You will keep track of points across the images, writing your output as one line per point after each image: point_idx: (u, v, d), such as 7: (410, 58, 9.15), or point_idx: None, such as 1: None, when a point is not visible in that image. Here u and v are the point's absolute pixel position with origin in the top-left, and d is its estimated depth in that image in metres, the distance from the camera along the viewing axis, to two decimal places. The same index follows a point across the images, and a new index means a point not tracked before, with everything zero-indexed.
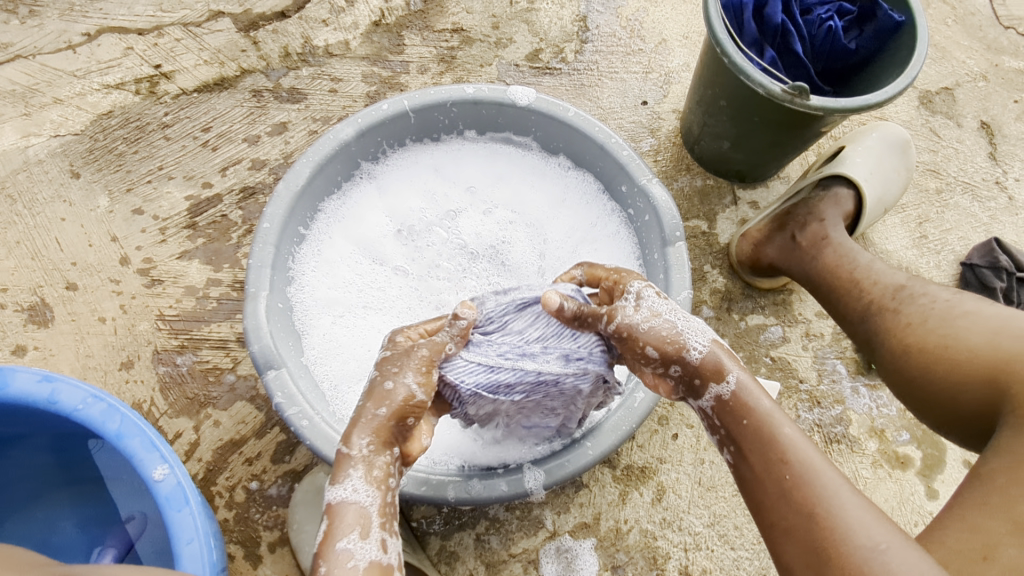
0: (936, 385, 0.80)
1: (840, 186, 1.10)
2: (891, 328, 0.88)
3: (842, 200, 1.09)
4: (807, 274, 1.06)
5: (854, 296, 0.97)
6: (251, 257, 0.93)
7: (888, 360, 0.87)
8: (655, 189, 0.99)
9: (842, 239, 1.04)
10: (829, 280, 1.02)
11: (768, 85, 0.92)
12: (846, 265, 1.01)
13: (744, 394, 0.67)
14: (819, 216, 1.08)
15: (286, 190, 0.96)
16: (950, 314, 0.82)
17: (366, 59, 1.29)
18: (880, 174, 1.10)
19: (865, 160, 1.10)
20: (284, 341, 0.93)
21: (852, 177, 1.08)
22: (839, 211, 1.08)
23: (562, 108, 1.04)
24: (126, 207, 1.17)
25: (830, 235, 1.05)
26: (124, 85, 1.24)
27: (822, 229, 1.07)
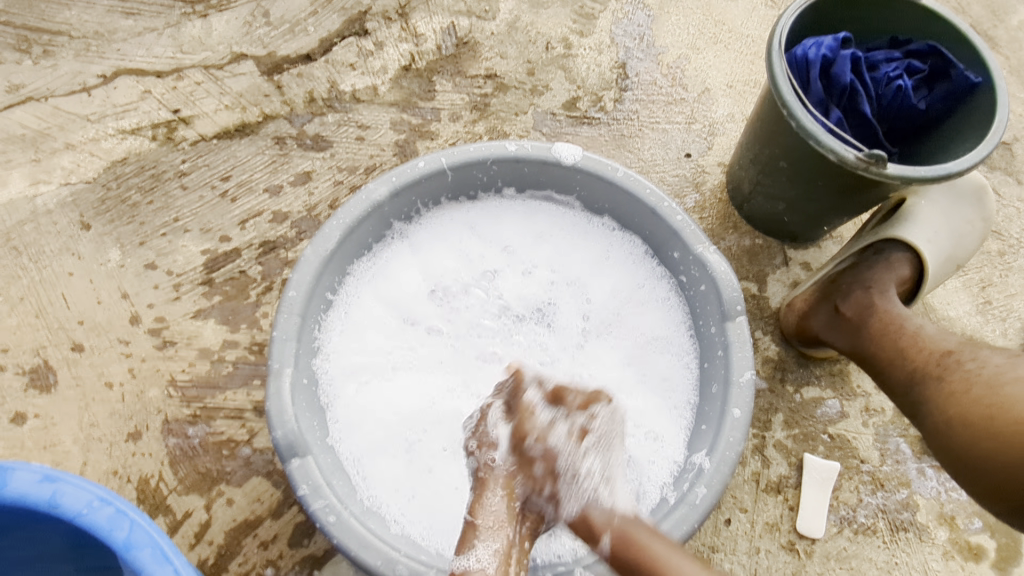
0: (990, 461, 0.71)
1: (894, 249, 0.98)
2: (934, 398, 0.80)
3: (896, 263, 0.97)
4: (853, 348, 0.95)
5: (895, 364, 0.88)
6: (275, 329, 0.85)
7: (937, 434, 0.78)
8: (712, 257, 0.92)
9: (892, 306, 0.93)
10: (877, 353, 0.91)
11: (841, 151, 0.85)
12: (893, 332, 0.90)
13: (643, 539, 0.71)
14: (864, 283, 0.96)
15: (315, 254, 0.89)
16: (995, 380, 0.74)
17: (395, 105, 1.23)
18: (941, 232, 0.98)
19: (925, 217, 0.99)
20: (309, 421, 0.85)
21: (907, 239, 0.97)
22: (892, 276, 0.96)
23: (610, 167, 0.97)
24: (138, 261, 1.10)
25: (876, 303, 0.94)
26: (140, 130, 1.18)
27: (866, 296, 0.95)
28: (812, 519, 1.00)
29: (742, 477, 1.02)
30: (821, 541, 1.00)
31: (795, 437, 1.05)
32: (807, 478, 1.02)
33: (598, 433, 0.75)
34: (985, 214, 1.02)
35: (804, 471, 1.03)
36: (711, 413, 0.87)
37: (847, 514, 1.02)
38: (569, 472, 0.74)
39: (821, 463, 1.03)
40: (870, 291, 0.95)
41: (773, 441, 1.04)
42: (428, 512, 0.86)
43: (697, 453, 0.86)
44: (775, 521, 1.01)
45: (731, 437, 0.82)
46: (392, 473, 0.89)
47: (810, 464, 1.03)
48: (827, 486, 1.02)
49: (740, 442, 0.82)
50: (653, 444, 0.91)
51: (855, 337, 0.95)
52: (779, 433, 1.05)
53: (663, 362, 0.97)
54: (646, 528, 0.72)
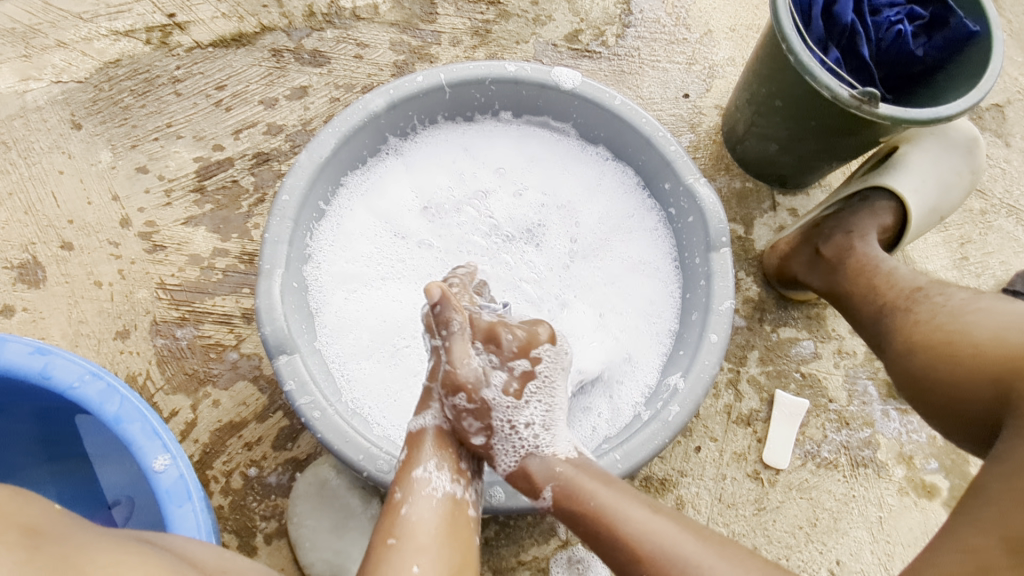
0: (941, 379, 0.71)
1: (879, 197, 0.99)
2: (899, 328, 0.80)
3: (880, 211, 0.98)
4: (830, 289, 0.96)
5: (867, 299, 0.89)
6: (267, 231, 0.86)
7: (896, 360, 0.78)
8: (702, 189, 0.93)
9: (869, 249, 0.94)
10: (851, 292, 0.92)
11: (836, 89, 0.86)
12: (869, 273, 0.91)
13: (588, 489, 0.69)
14: (847, 227, 0.97)
15: (310, 160, 0.89)
16: (960, 310, 0.74)
17: (396, 26, 1.21)
18: (929, 184, 0.99)
19: (913, 169, 1.00)
20: (298, 324, 0.86)
21: (896, 189, 0.97)
22: (876, 222, 0.97)
23: (608, 95, 0.97)
24: (129, 165, 1.09)
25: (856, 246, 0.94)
26: (134, 33, 1.15)
27: (846, 239, 0.96)
28: (778, 451, 1.05)
29: (714, 408, 1.06)
30: (785, 472, 1.05)
31: (768, 374, 1.08)
32: (776, 413, 1.06)
33: (542, 376, 0.79)
34: (972, 166, 1.02)
35: (774, 406, 1.06)
36: (689, 339, 0.90)
37: (812, 448, 1.06)
38: (506, 425, 0.75)
39: (791, 400, 1.06)
40: (850, 234, 0.96)
41: (747, 376, 1.08)
42: (409, 415, 0.89)
43: (671, 376, 0.89)
44: (743, 451, 1.05)
45: (706, 361, 0.85)
46: (377, 378, 0.91)
47: (781, 400, 1.07)
48: (796, 421, 1.06)
49: (714, 366, 0.85)
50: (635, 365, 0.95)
51: (832, 278, 0.96)
52: (753, 368, 1.08)
53: (646, 290, 0.99)
54: (591, 475, 0.71)
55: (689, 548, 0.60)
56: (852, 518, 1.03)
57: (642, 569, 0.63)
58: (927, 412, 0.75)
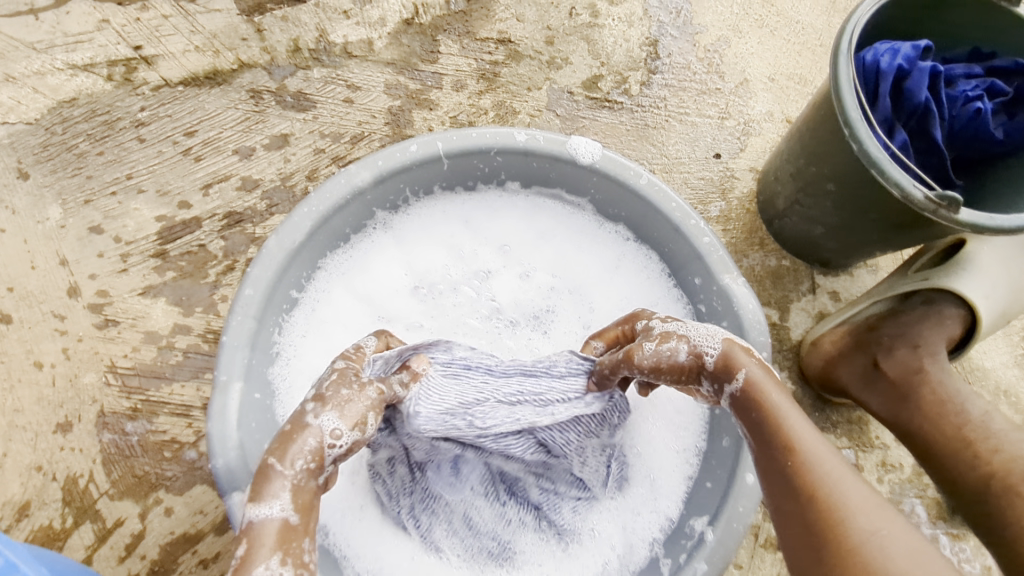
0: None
1: (945, 303, 0.87)
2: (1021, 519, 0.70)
3: (947, 321, 0.86)
4: (892, 413, 0.84)
5: (963, 459, 0.76)
6: (225, 334, 0.73)
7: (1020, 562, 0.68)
8: (739, 290, 0.80)
9: (944, 376, 0.82)
10: (932, 432, 0.80)
11: (908, 188, 0.72)
12: (951, 412, 0.79)
13: (774, 395, 0.60)
14: (910, 340, 0.85)
15: (279, 246, 0.76)
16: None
17: (392, 65, 1.07)
18: (999, 286, 0.86)
19: (985, 269, 0.86)
20: (257, 445, 0.73)
21: (963, 294, 0.85)
22: (939, 334, 0.85)
23: (633, 172, 0.83)
24: (81, 223, 0.96)
25: (925, 368, 0.83)
26: (94, 67, 1.01)
27: (913, 358, 0.84)
28: None
29: None
30: None
31: None
32: None
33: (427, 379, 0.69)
34: None
35: None
36: (719, 472, 0.77)
37: None
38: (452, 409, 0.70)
39: None
40: (918, 352, 0.84)
41: None
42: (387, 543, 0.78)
43: (697, 517, 0.76)
44: None
45: (740, 508, 0.72)
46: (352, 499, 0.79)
47: None
48: None
49: (750, 515, 0.72)
50: (652, 484, 0.81)
51: (898, 406, 0.84)
52: None
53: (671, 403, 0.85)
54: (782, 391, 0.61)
55: (850, 502, 0.53)
56: None
57: (814, 504, 0.53)
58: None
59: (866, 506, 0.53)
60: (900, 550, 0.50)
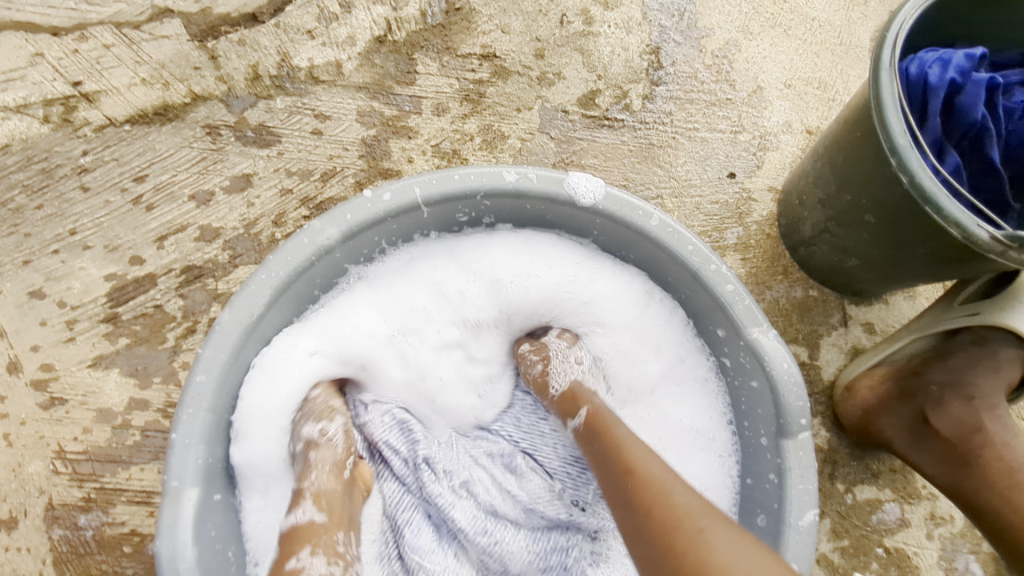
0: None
1: (1003, 344, 0.75)
2: None
3: (1006, 365, 0.75)
4: (948, 474, 0.75)
5: None
6: (173, 432, 0.62)
7: None
8: (770, 344, 0.69)
9: (1008, 436, 0.72)
10: (1001, 506, 0.70)
11: (970, 228, 0.61)
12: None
13: (608, 419, 0.65)
14: (965, 390, 0.75)
15: (233, 322, 0.65)
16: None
17: (364, 89, 0.95)
18: None
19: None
20: (217, 558, 0.63)
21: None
22: (999, 381, 0.75)
23: (642, 211, 0.72)
24: (20, 287, 0.85)
25: (985, 426, 0.73)
26: (29, 108, 0.90)
27: (970, 414, 0.74)
28: None
29: None
30: None
31: (844, 551, 0.84)
32: None
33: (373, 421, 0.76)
34: None
35: None
36: None
37: None
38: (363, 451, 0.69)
39: None
40: (975, 407, 0.74)
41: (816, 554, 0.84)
42: None
43: None
44: None
45: None
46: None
47: None
48: None
49: None
50: None
51: (957, 472, 0.74)
52: (824, 544, 0.84)
53: (694, 471, 0.75)
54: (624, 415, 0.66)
55: (661, 481, 0.55)
56: None
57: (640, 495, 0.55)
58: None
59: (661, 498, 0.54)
60: (726, 540, 0.48)
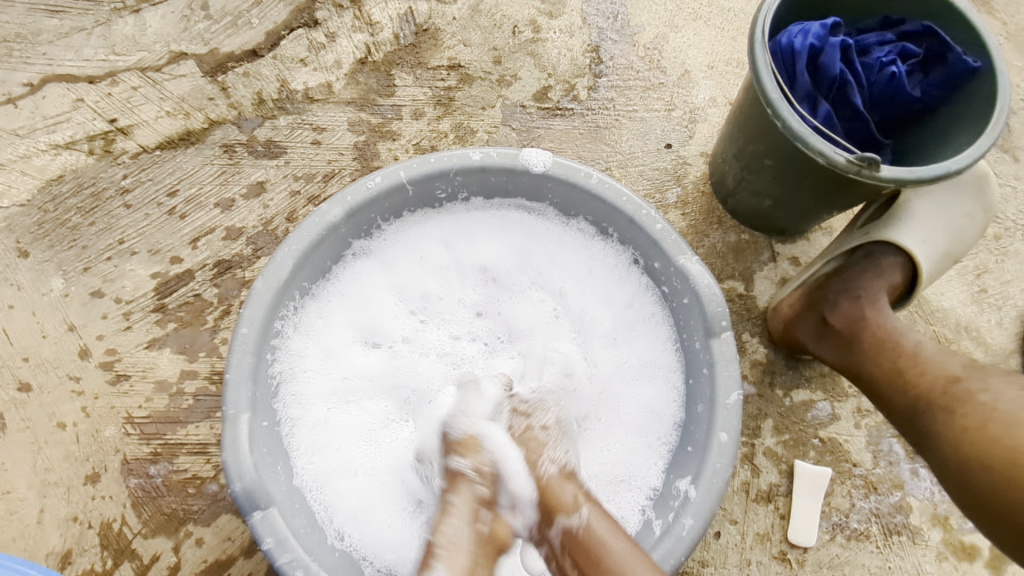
0: (1014, 513, 0.69)
1: (886, 253, 0.93)
2: (944, 432, 0.76)
3: (888, 270, 0.92)
4: (843, 361, 0.91)
5: (897, 389, 0.83)
6: (228, 372, 0.79)
7: (943, 462, 0.76)
8: (694, 268, 0.86)
9: (885, 319, 0.88)
10: (874, 372, 0.86)
11: (831, 154, 0.78)
12: (890, 349, 0.86)
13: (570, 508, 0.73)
14: (854, 290, 0.92)
15: (266, 286, 0.82)
16: (1011, 419, 0.71)
17: (352, 103, 1.14)
18: (935, 232, 0.93)
19: (918, 219, 0.93)
20: (271, 469, 0.80)
21: (901, 244, 0.92)
22: (882, 282, 0.92)
23: (583, 173, 0.89)
24: (83, 290, 1.03)
25: (868, 314, 0.89)
26: (75, 144, 1.08)
27: (856, 307, 0.91)
28: (803, 528, 0.98)
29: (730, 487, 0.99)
30: (813, 548, 0.98)
31: (785, 444, 1.01)
32: (798, 486, 0.99)
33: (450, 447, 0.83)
34: (984, 205, 0.97)
35: (794, 478, 1.00)
36: (697, 436, 0.84)
37: (839, 519, 0.99)
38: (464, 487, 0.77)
39: (812, 470, 1.00)
40: (861, 301, 0.91)
41: (762, 449, 1.01)
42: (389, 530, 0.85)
43: (679, 480, 0.84)
44: (766, 531, 0.98)
45: (717, 464, 0.80)
46: (364, 501, 0.86)
47: (801, 472, 1.00)
48: (817, 493, 0.99)
49: (727, 469, 0.79)
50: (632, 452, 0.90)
51: (847, 353, 0.90)
52: (768, 440, 1.01)
53: (649, 389, 0.92)
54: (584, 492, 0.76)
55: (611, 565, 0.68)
56: None
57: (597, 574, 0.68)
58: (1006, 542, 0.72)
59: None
60: None
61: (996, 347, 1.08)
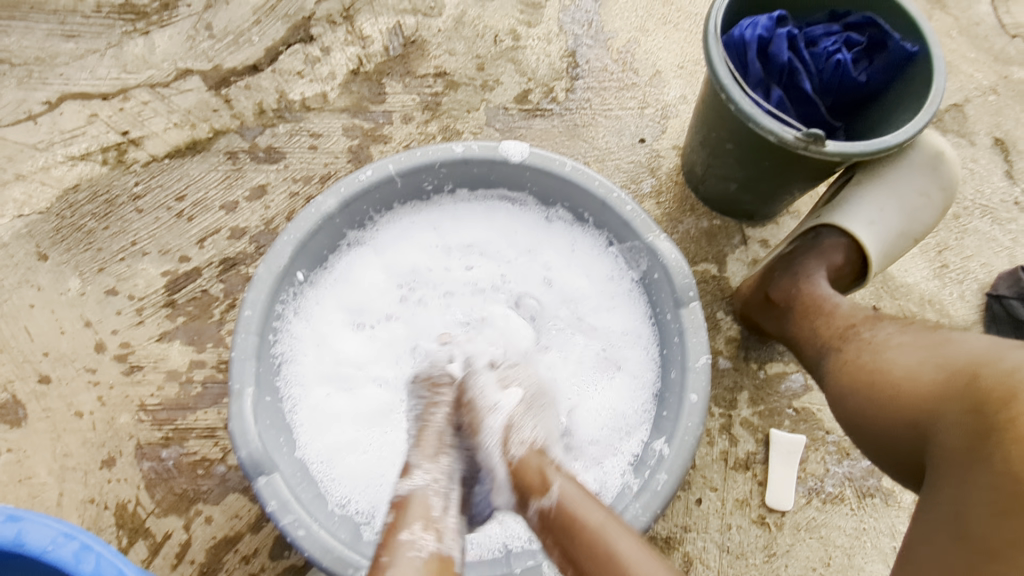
0: (888, 439, 0.70)
1: (831, 234, 0.96)
2: (833, 370, 0.80)
3: (830, 250, 0.95)
4: (782, 332, 0.95)
5: (812, 344, 0.88)
6: (233, 350, 0.86)
7: (833, 401, 0.78)
8: (663, 245, 0.93)
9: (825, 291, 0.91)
10: (801, 334, 0.90)
11: (780, 133, 0.85)
12: (814, 313, 0.90)
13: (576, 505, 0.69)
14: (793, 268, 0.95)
15: (268, 272, 0.89)
16: (881, 347, 0.76)
17: (346, 111, 1.22)
18: (883, 212, 0.95)
19: (865, 200, 0.95)
20: (274, 439, 0.86)
21: (841, 224, 0.94)
22: (824, 261, 0.94)
23: (558, 162, 0.97)
24: (98, 288, 1.10)
25: (801, 285, 0.93)
26: (90, 155, 1.17)
27: (793, 283, 0.94)
28: (780, 492, 1.02)
29: (711, 456, 1.04)
30: (791, 512, 1.02)
31: (761, 414, 1.06)
32: (774, 453, 1.04)
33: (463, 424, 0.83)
34: (943, 183, 0.96)
35: (771, 446, 1.04)
36: (670, 400, 0.89)
37: (815, 484, 1.03)
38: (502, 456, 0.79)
39: (787, 438, 1.04)
40: (797, 278, 0.94)
41: (740, 419, 1.06)
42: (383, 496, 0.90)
43: (655, 442, 0.89)
44: (745, 497, 1.02)
45: (689, 423, 0.84)
46: (362, 471, 0.91)
47: (777, 439, 1.04)
48: (793, 459, 1.03)
49: (698, 427, 0.84)
50: (611, 420, 0.95)
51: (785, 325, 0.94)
52: (745, 411, 1.07)
53: (628, 360, 0.98)
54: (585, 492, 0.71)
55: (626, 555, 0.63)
56: (866, 553, 1.00)
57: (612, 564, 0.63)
58: (897, 473, 0.71)
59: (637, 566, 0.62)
60: None
61: (959, 318, 1.13)
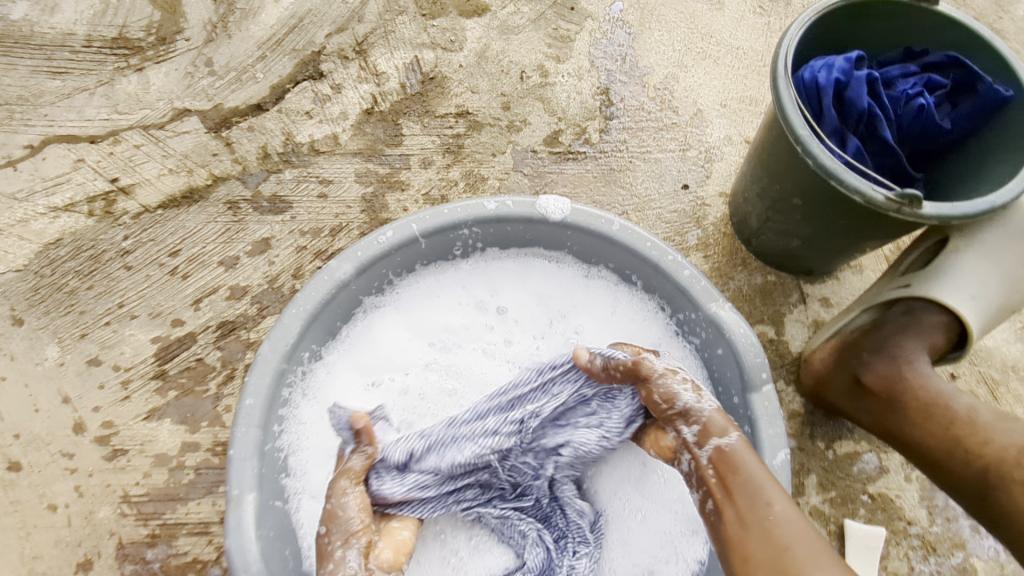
0: None
1: (924, 308, 0.85)
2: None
3: (926, 327, 0.85)
4: (882, 424, 0.85)
5: (959, 461, 0.75)
6: (231, 447, 0.73)
7: None
8: (727, 315, 0.80)
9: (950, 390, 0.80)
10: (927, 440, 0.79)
11: (868, 193, 0.73)
12: (939, 416, 0.79)
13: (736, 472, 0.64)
14: (891, 349, 0.84)
15: (273, 351, 0.76)
16: None
17: (359, 154, 1.11)
18: (986, 283, 0.83)
19: (964, 270, 0.83)
20: (277, 553, 0.73)
21: (937, 297, 0.83)
22: (921, 342, 0.84)
23: (604, 220, 0.85)
24: (80, 357, 0.97)
25: (907, 375, 0.82)
26: (75, 206, 1.05)
27: (893, 368, 0.83)
28: None
29: None
30: None
31: (832, 502, 0.93)
32: (850, 549, 0.90)
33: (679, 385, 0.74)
34: None
35: (845, 541, 0.91)
36: None
37: None
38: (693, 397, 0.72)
39: (864, 530, 0.91)
40: (896, 361, 0.84)
41: (808, 508, 0.93)
42: None
43: None
44: None
45: None
46: None
47: (852, 532, 0.91)
48: (873, 556, 0.90)
49: None
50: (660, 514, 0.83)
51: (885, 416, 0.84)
52: (814, 498, 0.94)
53: None
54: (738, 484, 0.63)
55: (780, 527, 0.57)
56: None
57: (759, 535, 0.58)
58: None
59: (762, 538, 0.57)
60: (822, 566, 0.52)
61: None
